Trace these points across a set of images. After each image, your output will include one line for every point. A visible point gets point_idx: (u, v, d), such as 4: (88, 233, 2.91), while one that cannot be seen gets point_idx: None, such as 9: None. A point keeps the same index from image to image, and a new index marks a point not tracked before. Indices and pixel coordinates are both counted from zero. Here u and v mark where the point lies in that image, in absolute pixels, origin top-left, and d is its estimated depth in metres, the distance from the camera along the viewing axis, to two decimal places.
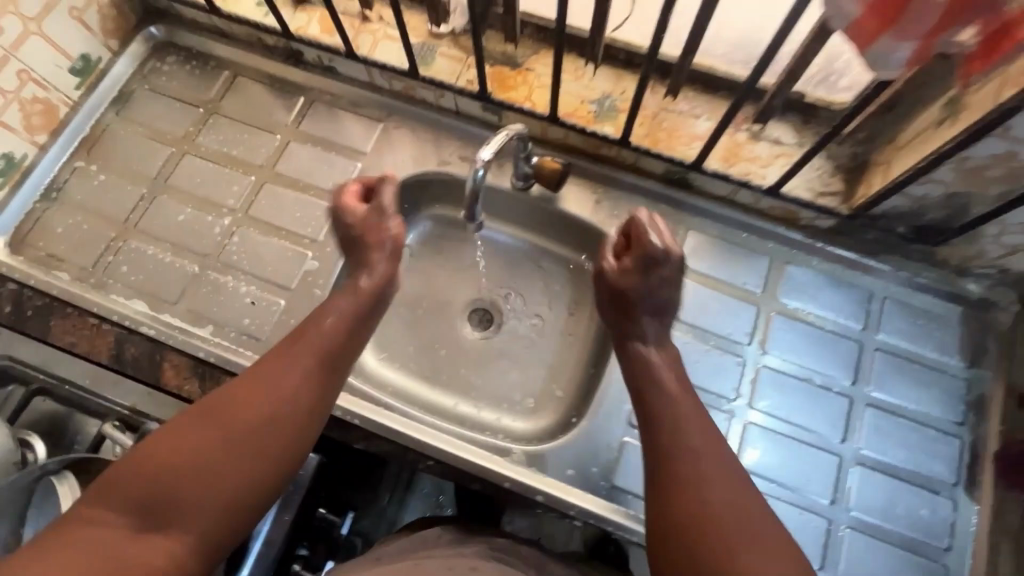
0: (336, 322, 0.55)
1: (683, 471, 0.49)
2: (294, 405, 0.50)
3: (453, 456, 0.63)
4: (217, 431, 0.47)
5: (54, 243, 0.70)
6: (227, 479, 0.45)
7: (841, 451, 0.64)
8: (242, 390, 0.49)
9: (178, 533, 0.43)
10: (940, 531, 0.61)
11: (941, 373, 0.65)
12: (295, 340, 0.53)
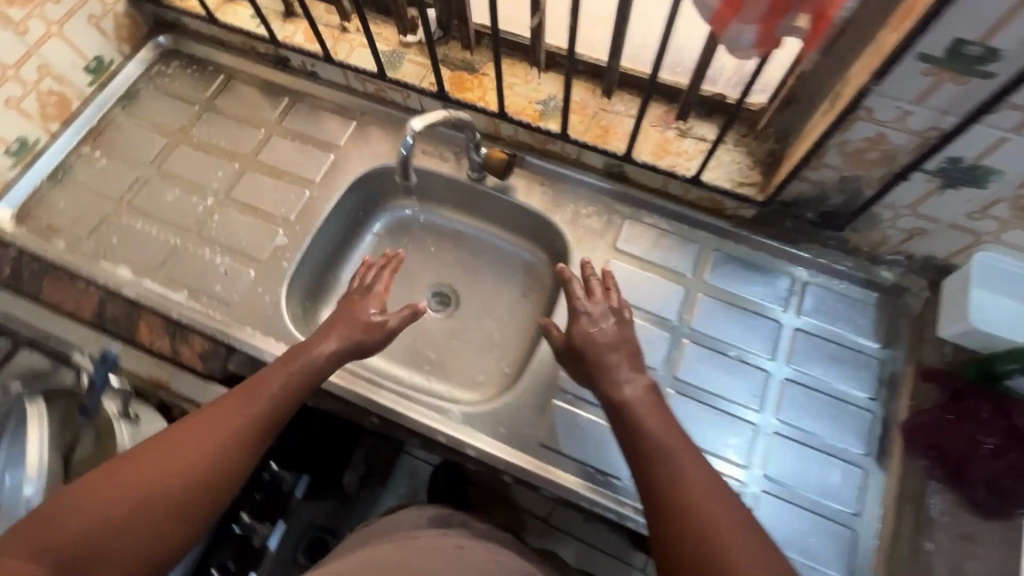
0: (286, 382, 0.58)
1: (681, 495, 0.49)
2: (229, 472, 0.52)
3: (395, 412, 0.68)
4: (161, 483, 0.48)
5: (56, 217, 0.81)
6: (145, 543, 0.47)
7: (758, 420, 0.68)
8: (191, 441, 0.51)
9: None
10: (850, 497, 0.63)
11: (856, 352, 0.70)
12: (244, 397, 0.56)
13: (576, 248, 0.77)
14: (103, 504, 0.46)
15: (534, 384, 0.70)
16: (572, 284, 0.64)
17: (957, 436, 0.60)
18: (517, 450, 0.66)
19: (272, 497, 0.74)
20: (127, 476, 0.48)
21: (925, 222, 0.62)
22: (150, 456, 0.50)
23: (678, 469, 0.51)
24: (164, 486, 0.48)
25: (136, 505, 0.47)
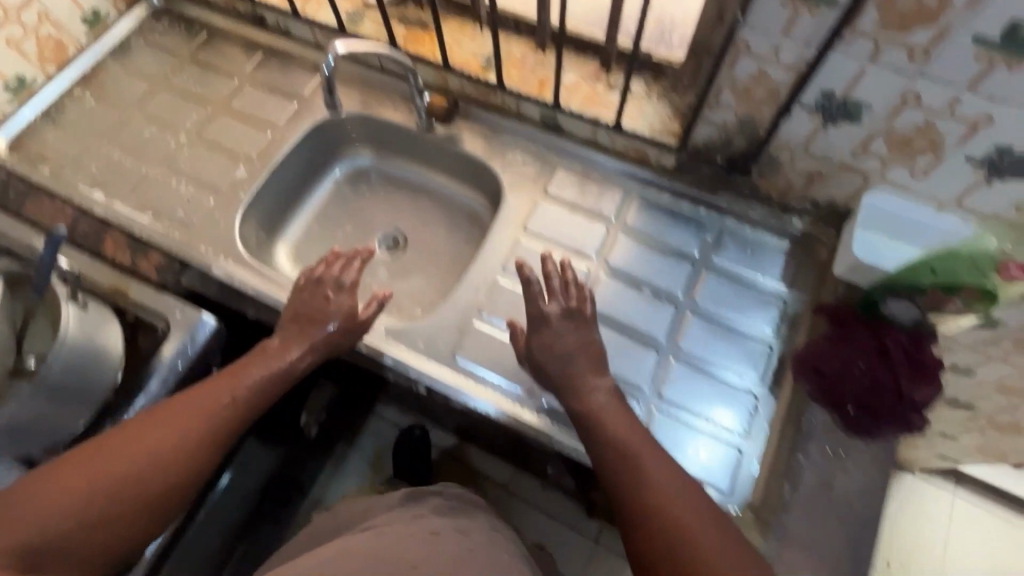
0: (258, 379, 0.65)
1: (653, 498, 0.55)
2: (193, 470, 0.58)
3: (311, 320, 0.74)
4: (133, 462, 0.56)
5: (44, 147, 0.89)
6: (117, 516, 0.54)
7: (663, 347, 0.71)
8: (164, 425, 0.58)
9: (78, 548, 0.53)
10: (740, 419, 0.66)
11: (762, 293, 0.74)
12: (218, 389, 0.62)
13: (510, 191, 0.83)
14: (82, 489, 0.53)
15: (457, 306, 0.75)
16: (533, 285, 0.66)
17: (836, 360, 0.62)
18: (431, 362, 0.71)
19: None
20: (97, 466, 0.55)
21: (820, 164, 0.67)
22: (120, 449, 0.56)
23: (644, 469, 0.57)
24: (133, 483, 0.55)
25: (104, 499, 0.54)
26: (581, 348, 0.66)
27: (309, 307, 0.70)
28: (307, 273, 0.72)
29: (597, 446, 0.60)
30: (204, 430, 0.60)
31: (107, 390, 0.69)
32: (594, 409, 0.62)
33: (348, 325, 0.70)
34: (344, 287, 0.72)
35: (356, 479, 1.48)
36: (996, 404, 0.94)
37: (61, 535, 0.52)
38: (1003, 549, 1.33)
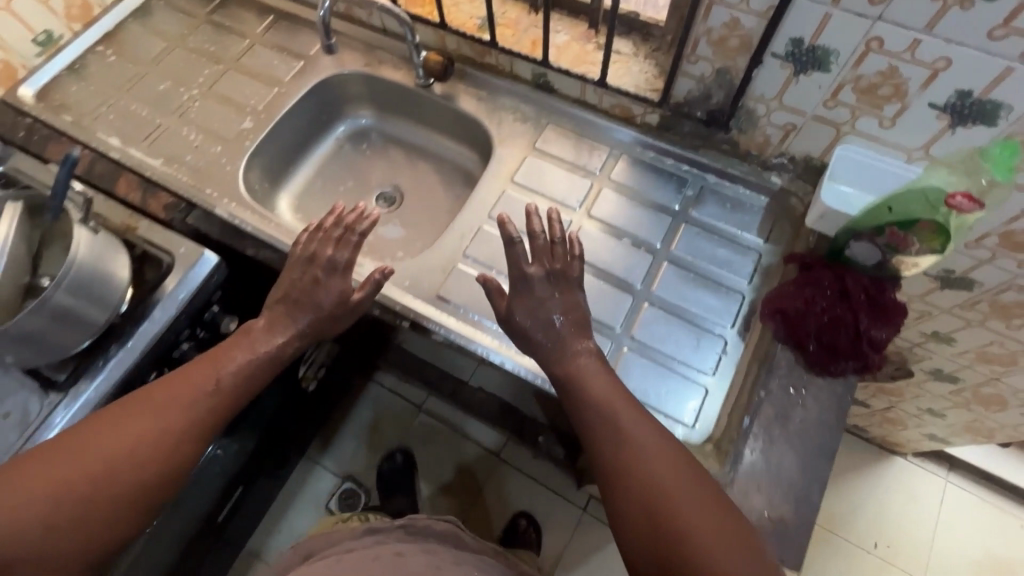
0: (239, 364, 0.70)
1: (643, 472, 0.54)
2: (179, 452, 0.64)
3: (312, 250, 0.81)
4: (122, 445, 0.61)
5: (66, 97, 0.95)
6: (111, 495, 0.59)
7: (639, 292, 0.74)
8: (153, 409, 0.64)
9: (77, 527, 0.57)
10: (709, 360, 0.68)
11: (738, 246, 0.76)
12: (202, 375, 0.68)
13: (499, 145, 0.86)
14: (77, 471, 0.58)
15: (443, 249, 0.79)
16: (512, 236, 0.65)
17: (803, 302, 0.63)
18: (417, 299, 0.75)
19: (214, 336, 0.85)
20: (73, 459, 0.59)
21: (794, 116, 0.69)
22: (108, 436, 0.61)
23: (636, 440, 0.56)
24: (121, 468, 0.60)
25: (93, 483, 0.58)
26: (564, 308, 0.65)
27: (300, 290, 0.73)
28: (299, 252, 0.74)
29: (586, 417, 0.60)
30: (188, 416, 0.65)
31: (113, 311, 0.74)
32: (578, 371, 0.62)
33: (338, 309, 0.73)
34: (337, 267, 0.73)
35: (352, 442, 1.52)
36: (978, 375, 0.95)
37: (58, 517, 0.57)
38: (995, 536, 1.32)
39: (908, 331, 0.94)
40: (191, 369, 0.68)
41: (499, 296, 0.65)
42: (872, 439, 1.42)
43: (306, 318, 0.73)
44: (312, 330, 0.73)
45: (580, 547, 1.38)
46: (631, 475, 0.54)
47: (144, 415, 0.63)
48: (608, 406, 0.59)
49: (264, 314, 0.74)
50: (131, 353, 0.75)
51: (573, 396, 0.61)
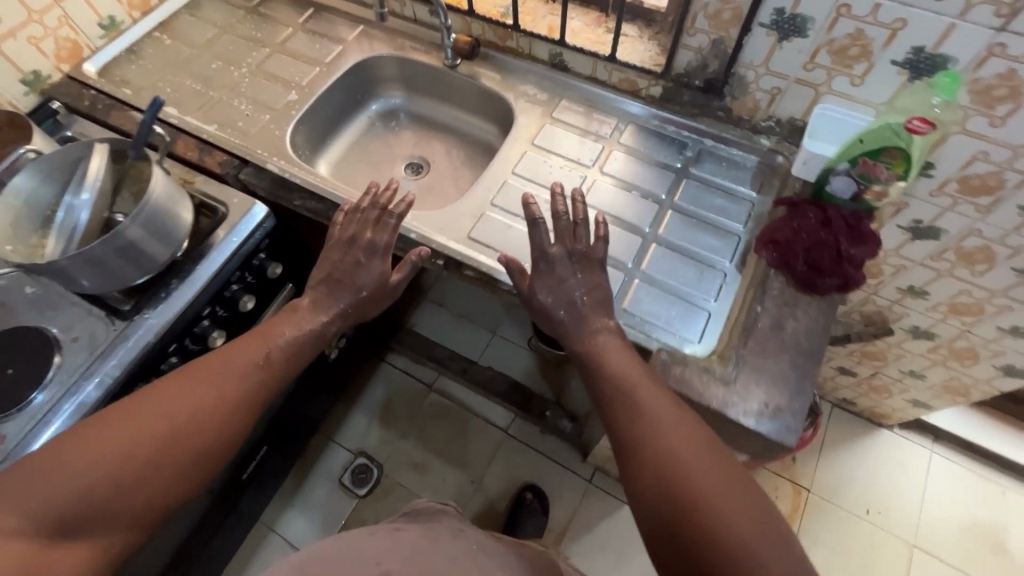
0: (285, 343, 0.78)
1: (658, 434, 0.60)
2: (232, 421, 0.71)
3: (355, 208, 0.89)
4: (182, 412, 0.67)
5: (127, 74, 1.05)
6: (171, 458, 0.65)
7: (648, 234, 0.83)
8: (208, 381, 0.71)
9: (140, 488, 0.62)
10: (712, 288, 0.77)
11: (735, 198, 0.86)
12: (251, 353, 0.76)
13: (520, 114, 0.97)
14: (141, 435, 0.63)
15: (472, 199, 0.88)
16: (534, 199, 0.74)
17: (791, 231, 0.73)
18: (449, 238, 0.84)
19: (261, 281, 0.92)
20: (126, 427, 0.63)
21: (779, 80, 0.80)
22: (167, 403, 0.67)
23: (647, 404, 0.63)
24: (182, 433, 0.66)
25: (156, 446, 0.64)
26: (586, 287, 0.72)
27: (341, 270, 0.81)
28: (340, 235, 0.82)
29: (605, 389, 0.66)
30: (240, 388, 0.72)
31: (175, 249, 0.81)
32: (595, 347, 0.69)
33: (377, 291, 0.82)
34: (377, 250, 0.82)
35: (365, 418, 1.57)
36: (951, 329, 1.05)
37: (121, 477, 0.61)
38: (980, 502, 1.40)
39: (887, 287, 1.04)
40: (237, 346, 0.76)
41: (521, 276, 0.74)
42: (860, 412, 1.51)
43: (346, 299, 0.81)
44: (349, 288, 0.81)
45: (585, 518, 1.43)
46: (643, 437, 0.60)
47: (195, 388, 0.69)
48: (625, 380, 0.65)
49: (308, 294, 0.83)
50: (189, 289, 0.82)
51: (589, 370, 0.68)
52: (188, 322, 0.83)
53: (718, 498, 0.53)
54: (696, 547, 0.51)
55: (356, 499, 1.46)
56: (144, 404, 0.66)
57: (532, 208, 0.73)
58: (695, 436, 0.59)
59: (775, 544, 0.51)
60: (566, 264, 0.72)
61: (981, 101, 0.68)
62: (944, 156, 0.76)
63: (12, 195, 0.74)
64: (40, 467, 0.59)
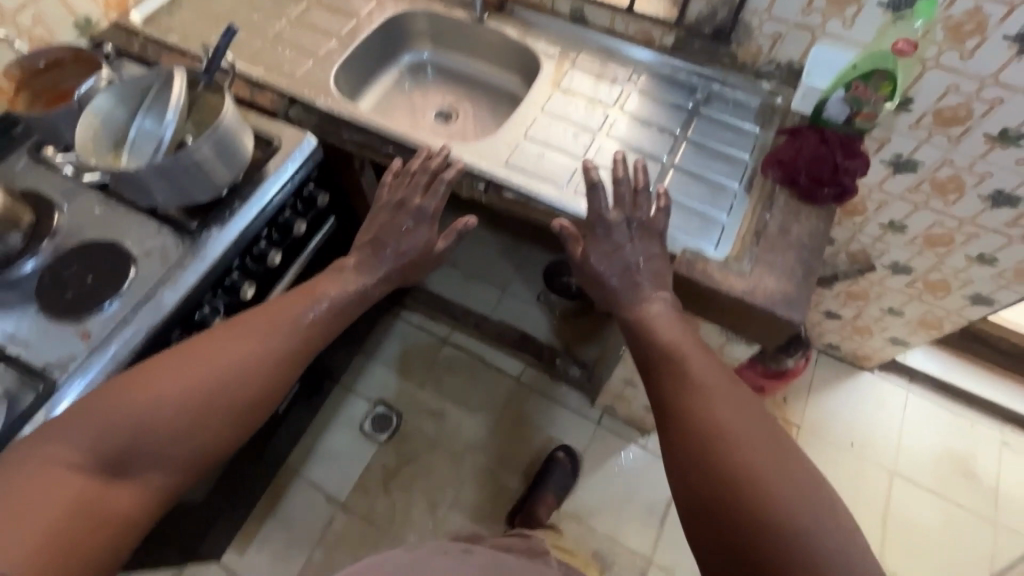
0: (329, 307, 0.84)
1: (696, 397, 0.68)
2: (279, 377, 0.76)
3: (399, 137, 0.97)
4: (234, 364, 0.73)
5: (171, 23, 1.10)
6: (222, 407, 0.71)
7: (666, 161, 0.94)
8: (257, 338, 0.76)
9: (194, 434, 0.68)
10: (724, 203, 0.87)
11: (741, 133, 0.96)
12: (298, 315, 0.81)
13: (546, 61, 1.07)
14: (197, 382, 0.69)
15: (505, 132, 0.97)
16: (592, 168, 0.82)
17: (793, 151, 0.84)
18: (487, 164, 0.93)
19: (312, 209, 0.99)
20: (182, 374, 0.69)
21: (781, 26, 0.91)
22: (220, 354, 0.73)
23: (690, 370, 0.71)
24: (234, 385, 0.72)
25: (210, 395, 0.70)
26: (643, 254, 0.80)
27: (387, 233, 0.88)
28: (390, 199, 0.89)
29: (651, 352, 0.75)
30: (286, 347, 0.78)
31: (237, 173, 0.86)
32: (644, 316, 0.77)
33: (422, 254, 0.90)
34: (425, 216, 0.89)
35: (383, 370, 1.64)
36: (926, 262, 1.18)
37: (178, 422, 0.67)
38: (952, 435, 1.54)
39: (871, 224, 1.16)
40: (287, 300, 0.82)
41: (575, 243, 0.82)
42: (844, 357, 1.63)
43: (388, 265, 0.89)
44: (392, 254, 0.88)
45: (596, 454, 1.52)
46: (690, 404, 0.68)
47: (242, 341, 0.75)
48: (677, 349, 0.74)
49: (353, 255, 0.90)
50: (250, 212, 0.88)
51: (634, 336, 0.77)
52: (248, 244, 0.89)
53: (747, 460, 0.61)
54: (728, 501, 0.60)
55: (377, 444, 1.53)
56: (196, 352, 0.72)
57: (592, 173, 0.81)
58: (737, 405, 0.67)
59: (790, 493, 0.59)
60: (623, 231, 0.80)
61: (953, 38, 0.80)
62: (922, 91, 0.88)
63: (92, 114, 0.81)
64: (102, 405, 0.65)
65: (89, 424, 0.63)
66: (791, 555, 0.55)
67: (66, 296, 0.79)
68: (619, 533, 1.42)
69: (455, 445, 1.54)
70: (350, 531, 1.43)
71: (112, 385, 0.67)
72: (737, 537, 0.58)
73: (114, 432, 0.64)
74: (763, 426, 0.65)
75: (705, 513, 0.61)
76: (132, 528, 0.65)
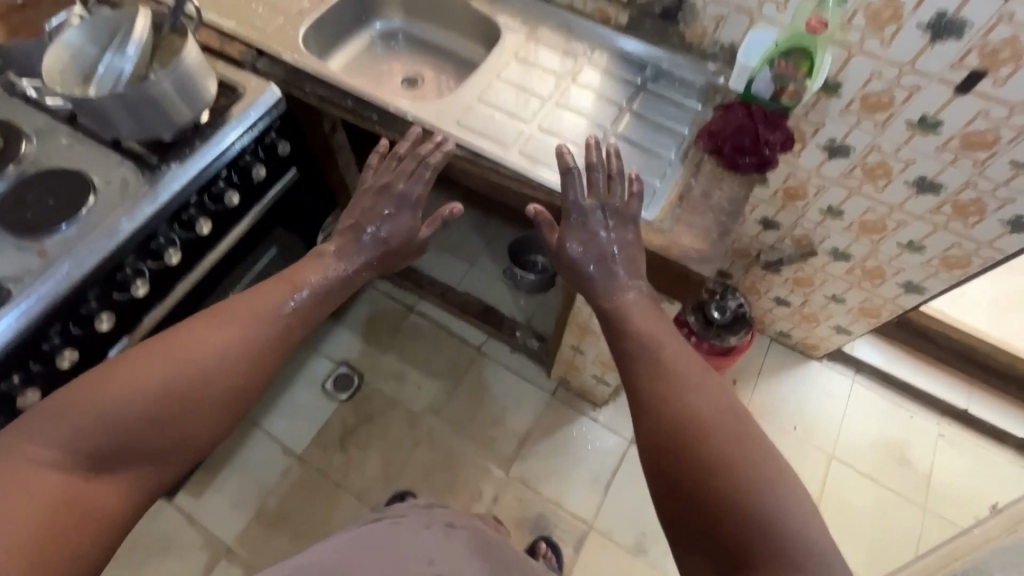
0: (312, 294, 0.87)
1: (675, 394, 0.71)
2: (261, 365, 0.79)
3: (356, 90, 1.01)
4: (212, 355, 0.74)
5: None
6: (202, 397, 0.72)
7: (608, 129, 0.99)
8: (237, 327, 0.78)
9: (174, 426, 0.70)
10: (656, 170, 0.93)
11: (684, 109, 1.02)
12: (280, 305, 0.83)
13: (507, 33, 1.12)
14: (174, 374, 0.71)
15: (461, 93, 1.02)
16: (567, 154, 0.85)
17: (721, 123, 0.89)
18: (438, 121, 0.98)
19: (272, 156, 1.05)
20: (155, 369, 0.71)
21: (722, 8, 0.97)
22: (197, 345, 0.74)
23: (666, 357, 0.75)
24: (213, 376, 0.73)
25: (188, 386, 0.72)
26: (619, 244, 0.84)
27: (370, 218, 0.92)
28: (375, 182, 0.93)
29: (624, 336, 0.79)
30: (267, 336, 0.80)
31: (199, 111, 0.92)
32: (620, 304, 0.81)
33: (406, 243, 0.94)
34: (408, 202, 0.92)
35: (348, 333, 1.68)
36: (863, 248, 1.23)
37: (156, 416, 0.69)
38: (891, 425, 1.60)
39: (811, 209, 1.22)
40: (265, 288, 0.85)
41: (549, 229, 0.86)
42: (795, 345, 1.69)
43: (369, 254, 0.92)
44: (373, 242, 0.93)
45: (548, 423, 1.57)
46: (668, 396, 0.71)
47: (221, 332, 0.76)
48: (654, 341, 0.77)
49: (334, 242, 0.93)
50: (210, 151, 0.93)
51: (616, 322, 0.80)
52: (207, 182, 0.94)
53: (727, 451, 0.64)
54: (705, 495, 0.62)
55: (337, 402, 1.58)
56: (174, 344, 0.74)
57: (567, 158, 0.85)
58: (709, 394, 0.70)
59: (766, 470, 0.63)
60: (599, 216, 0.84)
61: (873, 24, 0.86)
62: (849, 76, 0.94)
63: (62, 47, 0.86)
64: (79, 400, 0.67)
65: (66, 422, 0.65)
66: (772, 527, 0.59)
67: (27, 216, 0.84)
68: (564, 497, 1.48)
69: (413, 407, 1.58)
70: (305, 483, 1.48)
71: (87, 379, 0.69)
72: (727, 527, 0.60)
73: (92, 428, 0.66)
74: (734, 413, 0.69)
75: (677, 510, 0.64)
76: (119, 524, 0.68)
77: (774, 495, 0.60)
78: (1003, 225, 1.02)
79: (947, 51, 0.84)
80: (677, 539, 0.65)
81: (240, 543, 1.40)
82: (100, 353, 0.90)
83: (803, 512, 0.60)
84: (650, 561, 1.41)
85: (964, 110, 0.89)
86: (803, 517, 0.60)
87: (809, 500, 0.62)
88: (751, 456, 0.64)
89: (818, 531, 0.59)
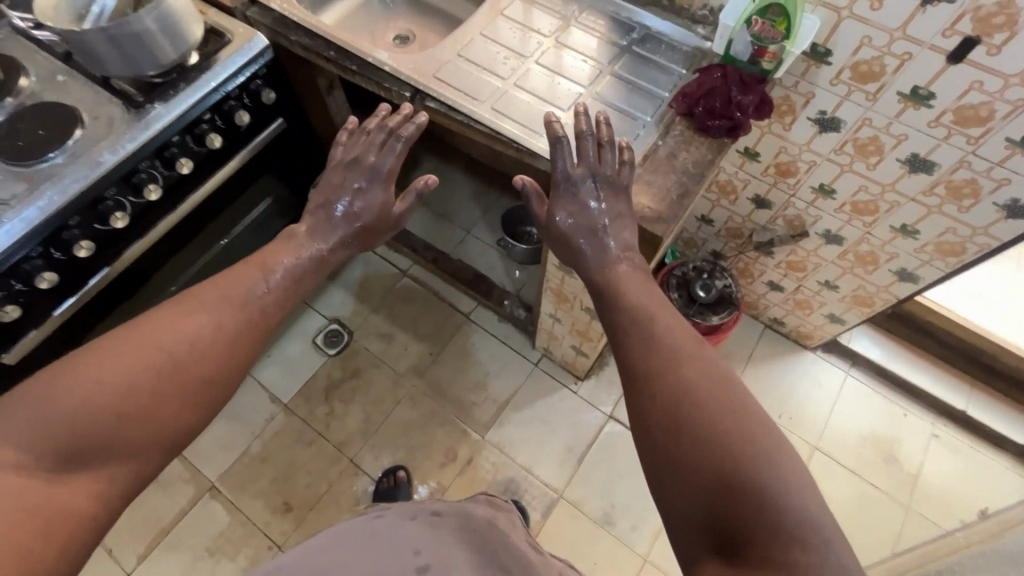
0: (288, 271, 0.87)
1: (665, 368, 0.66)
2: (238, 349, 0.76)
3: (338, 39, 1.02)
4: (184, 341, 0.71)
5: None
6: (175, 385, 0.69)
7: (587, 88, 0.98)
8: (210, 310, 0.76)
9: (148, 418, 0.66)
10: (631, 131, 0.92)
11: (668, 73, 0.99)
12: (257, 289, 0.82)
13: None
14: (145, 362, 0.68)
15: (444, 46, 1.03)
16: (554, 127, 0.83)
17: (696, 85, 0.89)
18: (415, 74, 0.99)
19: (255, 102, 1.07)
20: (125, 357, 0.67)
21: None
22: (169, 330, 0.71)
23: (653, 333, 0.71)
24: (186, 362, 0.70)
25: (162, 373, 0.68)
26: (610, 215, 0.83)
27: (340, 194, 0.92)
28: (344, 156, 0.93)
29: (614, 321, 0.75)
30: (242, 321, 0.78)
31: (185, 54, 0.94)
32: (611, 277, 0.80)
33: (380, 218, 0.94)
34: (379, 176, 0.92)
35: (341, 291, 1.72)
36: (856, 231, 1.19)
37: (127, 407, 0.65)
38: (883, 420, 1.55)
39: (802, 187, 1.17)
40: (238, 272, 0.82)
41: (539, 202, 0.86)
42: (790, 334, 1.65)
43: (342, 231, 0.92)
44: (345, 218, 0.93)
45: (529, 392, 1.58)
46: (658, 371, 0.66)
47: (194, 316, 0.74)
48: (632, 313, 0.74)
49: (306, 222, 0.93)
50: (194, 93, 0.96)
51: (604, 299, 0.79)
52: (189, 122, 0.97)
53: (720, 424, 0.60)
54: (698, 475, 0.57)
55: (326, 355, 1.63)
56: (137, 334, 0.70)
57: (554, 128, 0.83)
58: (705, 366, 0.66)
59: (762, 442, 0.58)
60: (590, 186, 0.83)
61: None
62: (839, 43, 0.90)
63: None
64: (42, 394, 0.63)
65: (22, 422, 0.61)
66: (770, 500, 0.54)
67: (17, 144, 0.88)
68: (536, 465, 1.49)
69: (396, 366, 1.62)
70: (287, 429, 1.54)
71: (48, 371, 0.65)
72: (721, 506, 0.56)
73: (55, 424, 0.61)
74: (729, 384, 0.64)
75: (674, 501, 0.59)
76: (90, 529, 0.62)
77: (771, 469, 0.56)
78: (998, 210, 0.97)
79: (939, 16, 0.79)
80: (675, 533, 0.60)
81: (222, 482, 1.47)
82: (79, 281, 0.96)
83: (801, 482, 0.56)
84: (616, 535, 1.42)
85: (955, 82, 0.85)
86: (799, 486, 0.56)
87: (806, 468, 0.58)
88: (746, 427, 0.59)
89: (819, 504, 0.55)
